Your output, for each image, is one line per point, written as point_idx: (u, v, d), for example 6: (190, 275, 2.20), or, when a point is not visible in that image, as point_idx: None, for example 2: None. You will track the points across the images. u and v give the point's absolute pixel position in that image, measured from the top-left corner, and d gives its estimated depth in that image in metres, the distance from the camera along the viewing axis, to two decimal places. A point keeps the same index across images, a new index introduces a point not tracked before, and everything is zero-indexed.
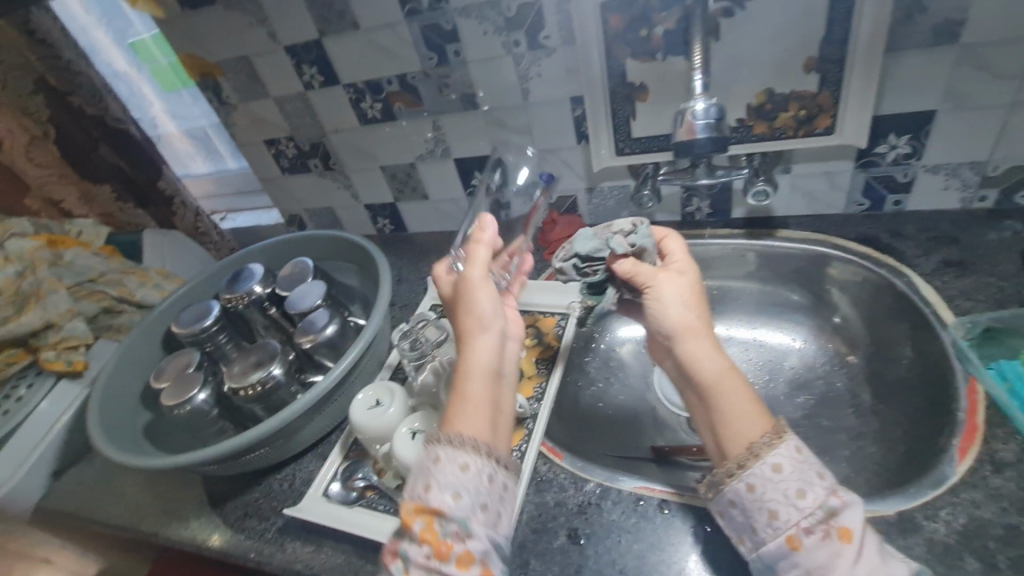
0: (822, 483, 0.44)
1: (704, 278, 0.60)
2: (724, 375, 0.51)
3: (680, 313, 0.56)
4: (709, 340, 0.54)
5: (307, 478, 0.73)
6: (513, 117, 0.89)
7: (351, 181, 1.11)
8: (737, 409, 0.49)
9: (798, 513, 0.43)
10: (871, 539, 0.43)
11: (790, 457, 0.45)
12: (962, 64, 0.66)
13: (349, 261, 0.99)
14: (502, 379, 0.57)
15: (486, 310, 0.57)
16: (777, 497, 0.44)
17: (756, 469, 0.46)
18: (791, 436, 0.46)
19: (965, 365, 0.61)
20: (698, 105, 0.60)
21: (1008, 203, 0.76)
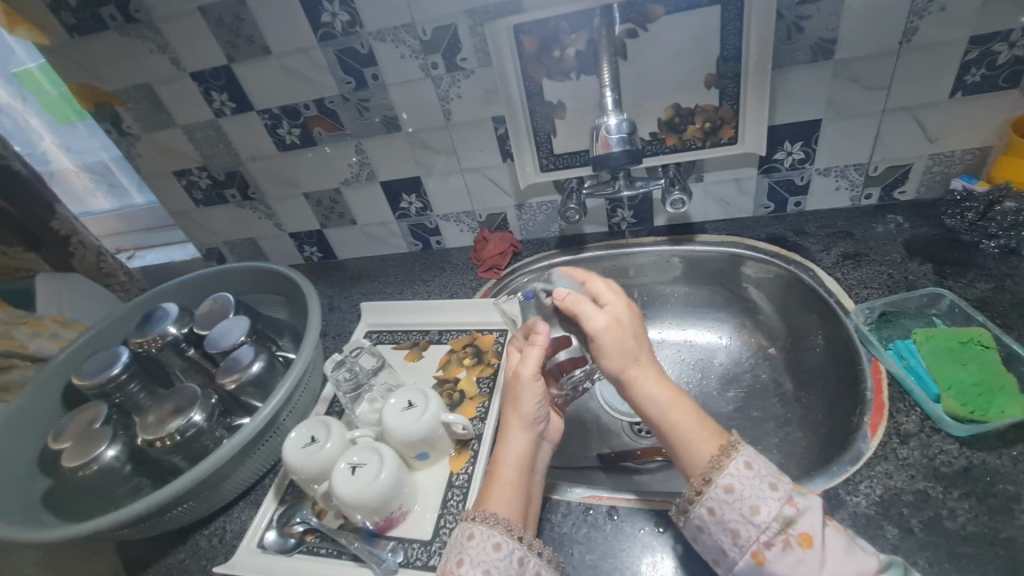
0: (775, 494, 0.47)
1: (646, 310, 0.60)
2: (668, 408, 0.54)
3: (617, 357, 0.56)
4: (651, 376, 0.55)
5: (239, 530, 0.68)
6: (437, 138, 0.89)
7: (272, 210, 1.06)
8: (689, 440, 0.52)
9: (757, 529, 0.47)
10: (835, 536, 0.46)
11: (739, 475, 0.48)
12: (838, 77, 0.74)
13: (275, 293, 0.94)
14: (535, 472, 0.59)
15: (531, 408, 0.60)
16: (735, 517, 0.48)
17: (711, 492, 0.49)
18: (741, 452, 0.50)
19: (868, 347, 0.66)
20: (610, 121, 0.62)
21: (889, 199, 0.86)
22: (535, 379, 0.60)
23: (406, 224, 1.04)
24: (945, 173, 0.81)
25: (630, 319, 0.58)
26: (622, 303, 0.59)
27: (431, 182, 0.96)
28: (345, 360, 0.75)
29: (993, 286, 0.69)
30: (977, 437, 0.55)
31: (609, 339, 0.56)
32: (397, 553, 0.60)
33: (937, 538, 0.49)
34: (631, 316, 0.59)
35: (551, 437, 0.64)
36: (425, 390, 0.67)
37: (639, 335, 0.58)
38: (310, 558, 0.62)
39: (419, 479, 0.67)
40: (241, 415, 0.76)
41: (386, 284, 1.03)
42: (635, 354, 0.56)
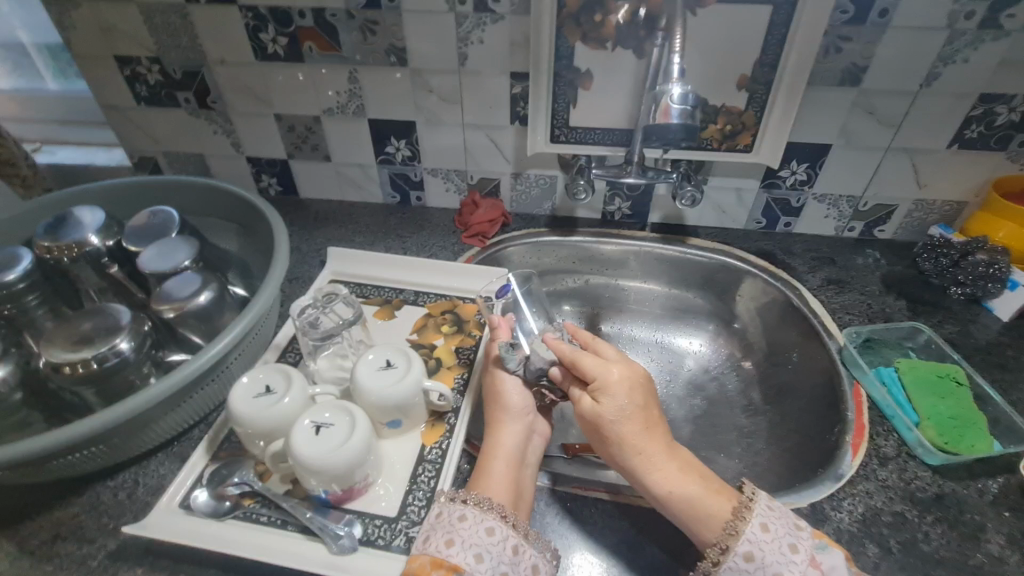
0: (796, 557, 0.46)
1: (643, 371, 0.59)
2: (671, 496, 0.52)
3: (615, 446, 0.56)
4: (652, 458, 0.54)
5: (155, 486, 0.57)
6: (444, 83, 0.81)
7: (233, 127, 0.92)
8: (693, 515, 0.50)
9: (796, 567, 0.46)
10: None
11: (759, 541, 0.47)
12: (859, 106, 0.75)
13: (225, 220, 0.81)
14: (528, 465, 0.57)
15: (515, 400, 0.60)
16: (776, 559, 0.47)
17: (730, 562, 0.47)
18: (753, 516, 0.49)
19: (850, 369, 0.68)
20: (675, 90, 0.60)
21: (869, 235, 0.89)
22: (514, 366, 0.62)
23: (387, 171, 0.94)
24: (923, 219, 0.86)
25: (627, 395, 0.56)
26: (615, 374, 0.57)
27: (426, 130, 0.87)
28: (314, 304, 0.65)
29: (958, 330, 0.74)
30: (948, 467, 0.58)
31: (603, 422, 0.56)
32: (354, 528, 0.52)
33: (913, 560, 0.51)
34: (627, 392, 0.57)
35: (544, 433, 0.62)
36: (407, 351, 0.60)
37: (641, 414, 0.56)
38: (246, 526, 0.53)
39: (384, 449, 0.59)
40: (173, 352, 0.65)
41: (355, 233, 0.93)
42: (632, 443, 0.54)
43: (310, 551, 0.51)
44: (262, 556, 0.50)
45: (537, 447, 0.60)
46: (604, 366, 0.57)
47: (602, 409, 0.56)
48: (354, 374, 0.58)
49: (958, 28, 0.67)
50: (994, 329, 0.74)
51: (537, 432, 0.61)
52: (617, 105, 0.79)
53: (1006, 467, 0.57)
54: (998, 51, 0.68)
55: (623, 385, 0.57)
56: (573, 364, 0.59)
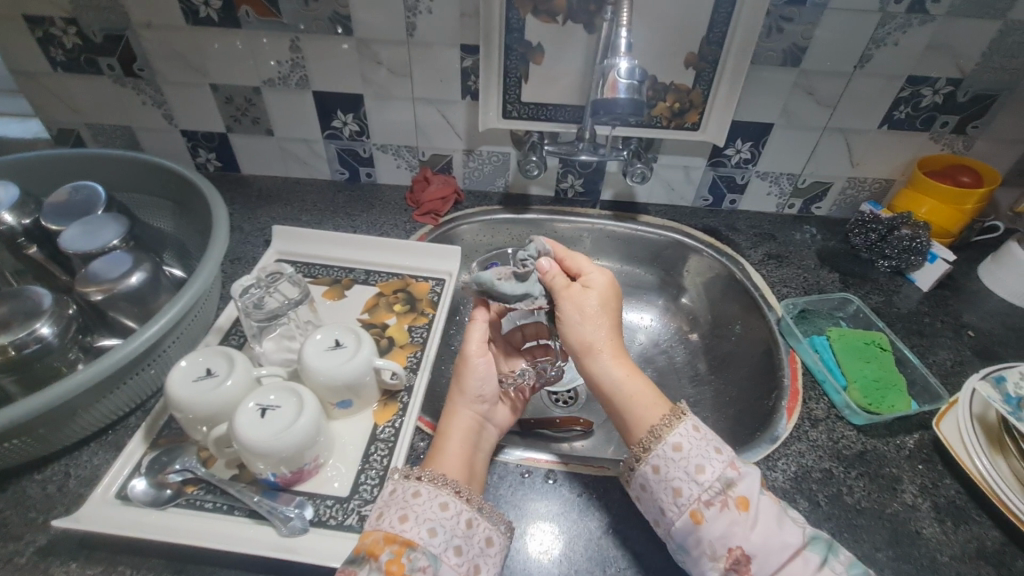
0: (719, 457, 0.47)
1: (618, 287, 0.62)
2: (628, 381, 0.54)
3: (588, 325, 0.57)
4: (615, 350, 0.56)
5: (88, 477, 0.54)
6: (392, 55, 0.78)
7: (164, 97, 0.86)
8: (638, 400, 0.53)
9: (699, 488, 0.46)
10: (769, 504, 0.47)
11: (688, 435, 0.48)
12: (799, 87, 0.77)
13: (158, 196, 0.76)
14: (483, 451, 0.57)
15: (474, 385, 0.60)
16: (679, 475, 0.47)
17: (658, 450, 0.48)
18: (688, 417, 0.50)
19: (787, 339, 0.72)
20: (623, 63, 0.61)
21: (807, 211, 0.94)
22: (480, 351, 0.62)
23: (334, 146, 0.91)
24: (855, 196, 0.91)
25: (607, 295, 0.60)
26: (601, 280, 0.61)
27: (374, 104, 0.84)
28: (257, 284, 0.63)
29: (884, 300, 0.79)
30: (870, 426, 0.62)
31: (581, 307, 0.58)
32: (305, 509, 0.51)
33: (838, 511, 0.55)
34: (608, 294, 0.60)
35: (501, 424, 0.62)
36: (357, 331, 0.59)
37: (608, 311, 0.58)
38: (189, 513, 0.51)
39: (335, 429, 0.58)
40: (103, 336, 0.61)
41: (302, 211, 0.90)
42: (599, 320, 0.57)
43: (260, 535, 0.50)
44: (207, 542, 0.48)
45: (493, 436, 0.60)
46: (596, 268, 0.62)
47: (588, 296, 0.58)
48: (302, 355, 0.56)
49: (889, 12, 0.70)
50: (915, 299, 0.80)
51: (493, 422, 0.61)
52: (569, 81, 0.78)
53: (921, 424, 0.62)
54: (924, 34, 0.71)
55: (605, 289, 0.60)
56: (565, 258, 0.64)
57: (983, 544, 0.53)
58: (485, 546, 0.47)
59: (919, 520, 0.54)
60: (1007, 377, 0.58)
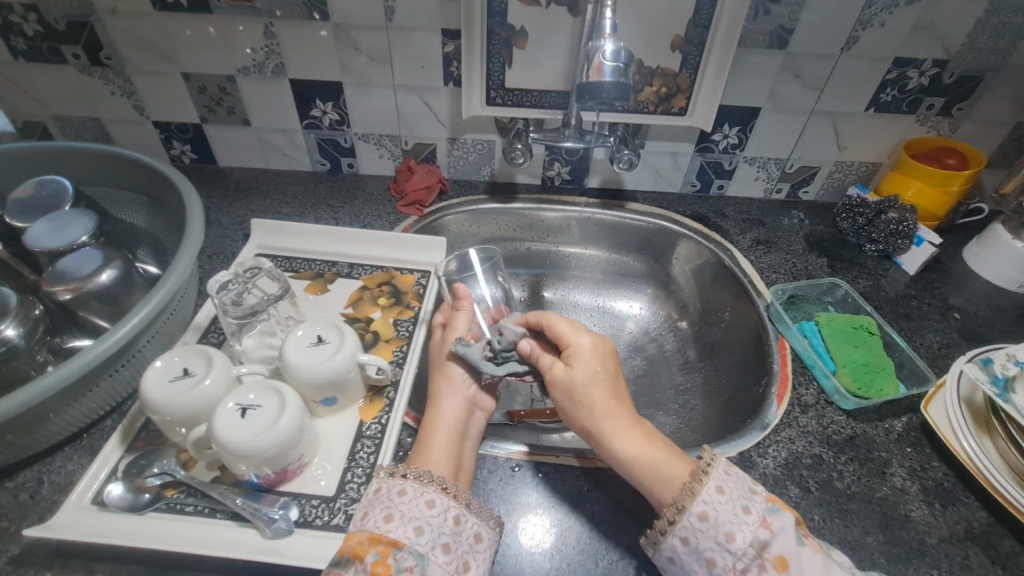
0: (749, 518, 0.45)
1: (610, 343, 0.57)
2: (637, 462, 0.50)
3: (580, 407, 0.54)
4: (619, 421, 0.52)
5: (62, 483, 0.52)
6: (371, 41, 0.76)
7: (134, 87, 0.83)
8: (652, 476, 0.49)
9: (732, 557, 0.44)
10: (812, 555, 0.44)
11: (712, 501, 0.45)
12: (786, 69, 0.76)
13: (129, 190, 0.73)
14: (470, 439, 0.56)
15: (460, 372, 0.59)
16: (709, 545, 0.45)
17: (684, 522, 0.46)
18: (711, 475, 0.47)
19: (776, 325, 0.72)
20: (607, 46, 0.59)
21: (794, 196, 0.93)
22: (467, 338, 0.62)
23: (314, 136, 0.88)
24: (842, 180, 0.90)
25: (597, 361, 0.55)
26: (586, 344, 0.56)
27: (354, 92, 0.82)
28: (235, 279, 0.60)
29: (871, 284, 0.79)
30: (859, 410, 0.62)
31: (575, 387, 0.55)
32: (289, 510, 0.50)
33: (829, 497, 0.55)
34: (598, 357, 0.56)
35: (488, 408, 0.60)
36: (339, 326, 0.57)
37: (607, 382, 0.55)
38: (169, 517, 0.49)
39: (320, 427, 0.57)
40: (74, 336, 0.59)
41: (282, 203, 0.87)
42: (596, 398, 0.54)
43: (244, 537, 0.49)
44: (187, 547, 0.47)
45: (480, 422, 0.58)
46: (578, 334, 0.57)
47: (573, 374, 0.55)
48: (282, 352, 0.55)
49: None
50: (902, 282, 0.80)
51: (480, 406, 0.59)
52: (554, 66, 0.77)
53: (909, 407, 0.62)
54: (911, 15, 0.71)
55: (593, 354, 0.56)
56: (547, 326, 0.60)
57: (971, 525, 0.53)
58: (474, 543, 0.46)
59: (908, 503, 0.55)
60: (994, 358, 0.57)
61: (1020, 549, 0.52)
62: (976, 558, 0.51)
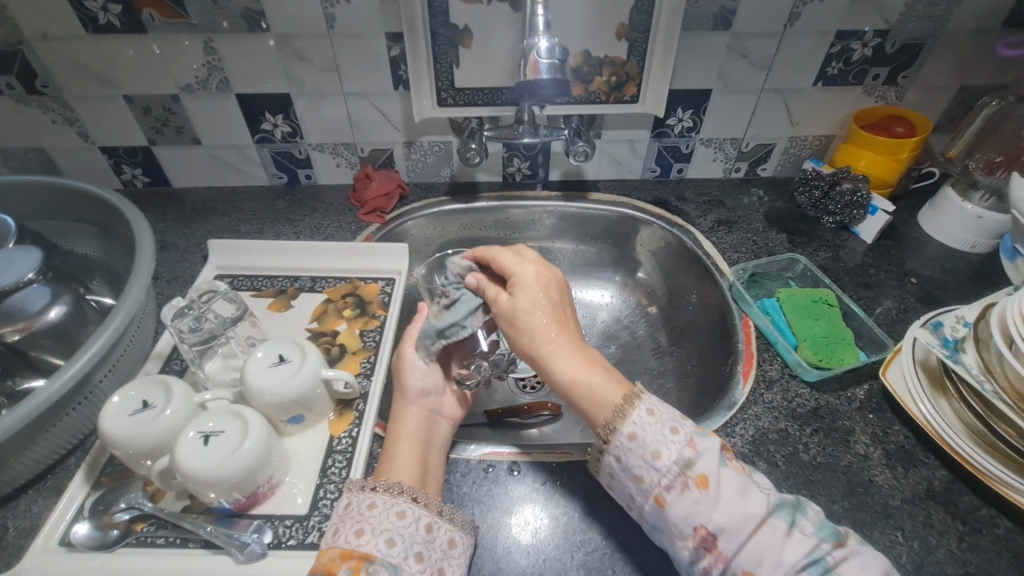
0: (676, 438, 0.46)
1: (557, 272, 0.56)
2: (575, 381, 0.49)
3: (523, 333, 0.52)
4: (559, 343, 0.51)
5: (29, 527, 0.51)
6: (315, 50, 0.75)
7: (75, 113, 0.80)
8: (591, 399, 0.48)
9: (658, 474, 0.45)
10: (732, 475, 0.45)
11: (641, 422, 0.46)
12: (732, 50, 0.77)
13: (79, 221, 0.71)
14: (435, 445, 0.56)
15: (415, 383, 0.59)
16: (638, 463, 0.45)
17: (616, 441, 0.47)
18: (643, 399, 0.48)
19: (739, 304, 0.73)
20: (542, 43, 0.60)
21: (753, 174, 0.94)
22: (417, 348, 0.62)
23: (267, 150, 0.87)
24: (798, 155, 0.92)
25: (539, 291, 0.54)
26: (528, 274, 0.55)
27: (304, 104, 0.81)
28: (190, 305, 0.60)
29: (830, 256, 0.80)
30: (823, 382, 0.64)
31: (519, 313, 0.53)
32: (264, 533, 0.50)
33: (796, 469, 0.56)
34: (541, 287, 0.54)
35: (453, 416, 0.61)
36: (301, 343, 0.57)
37: (552, 305, 0.53)
38: (140, 551, 0.49)
39: (290, 446, 0.57)
40: (29, 377, 0.57)
41: (241, 221, 0.86)
42: (538, 320, 0.52)
43: (218, 565, 0.48)
44: None
45: (444, 428, 0.59)
46: (522, 263, 0.56)
47: (516, 302, 0.53)
48: (244, 374, 0.54)
49: None
50: (860, 252, 0.81)
51: (443, 414, 0.60)
52: (501, 62, 0.76)
53: (870, 374, 0.64)
54: None
55: (536, 281, 0.55)
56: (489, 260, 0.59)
57: (932, 484, 0.55)
58: (447, 549, 0.47)
59: (872, 469, 0.56)
60: (944, 322, 0.58)
61: (979, 503, 0.53)
62: (938, 517, 0.53)
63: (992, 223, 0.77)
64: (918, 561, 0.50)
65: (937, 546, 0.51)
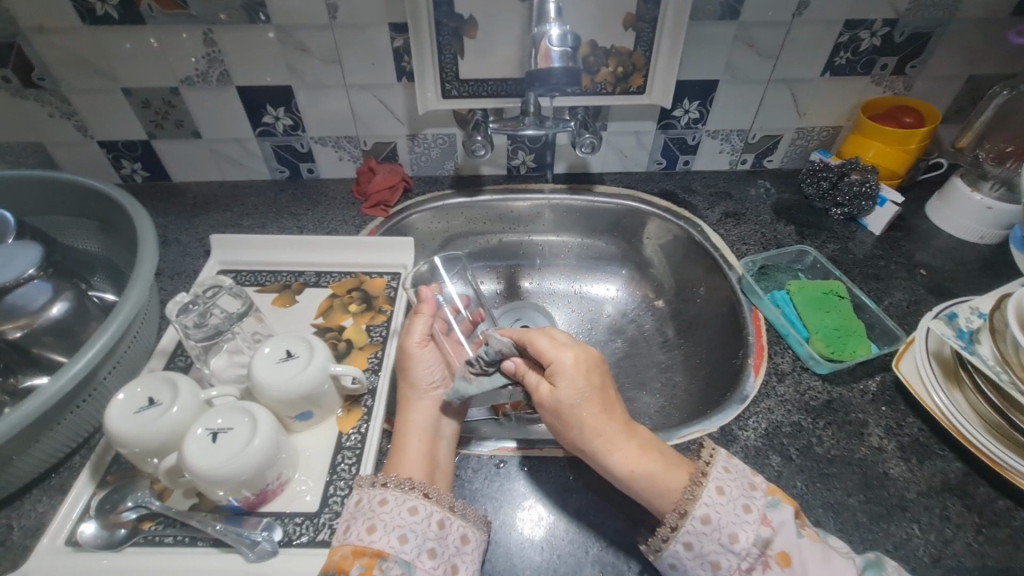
0: (750, 517, 0.45)
1: (600, 357, 0.56)
2: (636, 469, 0.49)
3: (570, 423, 0.52)
4: (613, 436, 0.51)
5: (34, 527, 0.50)
6: (317, 41, 0.73)
7: (73, 107, 0.79)
8: (651, 490, 0.48)
9: (736, 557, 0.45)
10: (811, 546, 0.45)
11: (713, 503, 0.46)
12: (740, 39, 0.76)
13: (79, 216, 0.70)
14: (444, 437, 0.56)
15: (424, 375, 0.59)
16: (714, 548, 0.45)
17: (688, 526, 0.46)
18: (709, 479, 0.47)
19: (749, 296, 0.73)
20: (553, 31, 0.59)
21: (760, 166, 0.94)
22: (423, 343, 0.60)
23: (269, 143, 0.86)
24: (805, 146, 0.91)
25: (581, 378, 0.53)
26: (568, 361, 0.54)
27: (306, 96, 0.80)
28: (194, 301, 0.59)
29: (839, 248, 0.80)
30: (835, 373, 0.63)
31: (563, 407, 0.52)
32: (274, 531, 0.49)
33: (809, 462, 0.56)
34: (583, 373, 0.54)
35: (460, 406, 0.60)
36: (308, 338, 0.56)
37: (595, 398, 0.53)
38: (148, 551, 0.48)
39: (298, 442, 0.56)
40: (30, 375, 0.56)
41: (243, 216, 0.85)
42: (586, 421, 0.51)
43: (228, 563, 0.48)
44: None
45: (455, 420, 0.58)
46: (560, 349, 0.55)
47: (559, 392, 0.53)
48: (251, 370, 0.53)
49: None
50: (868, 243, 0.81)
51: (449, 407, 0.60)
52: (506, 53, 0.75)
53: (882, 366, 0.64)
54: None
55: (576, 369, 0.54)
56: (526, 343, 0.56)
57: (948, 476, 0.55)
58: (461, 545, 0.46)
59: (886, 461, 0.56)
60: (959, 313, 0.58)
61: (994, 495, 0.53)
62: (953, 509, 0.52)
63: (1002, 214, 0.76)
64: (934, 554, 0.49)
65: (953, 538, 0.50)
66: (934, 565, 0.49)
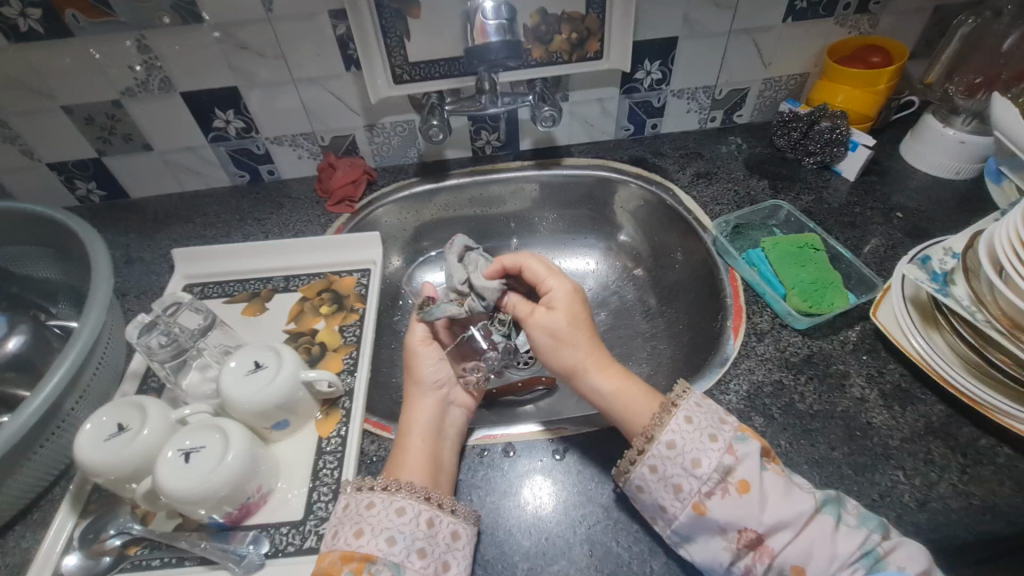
0: (715, 445, 0.47)
1: (581, 289, 0.59)
2: (620, 390, 0.53)
3: (564, 349, 0.56)
4: (593, 362, 0.55)
5: (19, 564, 0.50)
6: (256, 37, 0.70)
7: (13, 131, 0.76)
8: (631, 408, 0.52)
9: (698, 481, 0.46)
10: (775, 479, 0.46)
11: (680, 430, 0.48)
12: None
13: (32, 244, 0.68)
14: (449, 437, 0.55)
15: (428, 373, 0.59)
16: (677, 471, 0.47)
17: (654, 450, 0.48)
18: (679, 408, 0.49)
19: (724, 257, 0.71)
20: (487, 4, 0.60)
21: (729, 122, 0.92)
22: (426, 343, 0.61)
23: (224, 148, 0.83)
24: (774, 97, 0.89)
25: (572, 307, 0.57)
26: (562, 291, 0.58)
27: (254, 97, 0.77)
28: (155, 321, 0.58)
29: (814, 198, 0.79)
30: (814, 328, 0.63)
31: (557, 330, 0.56)
32: (260, 544, 0.49)
33: (793, 419, 0.55)
34: (573, 305, 0.57)
35: (466, 404, 0.61)
36: (275, 346, 0.54)
37: (579, 326, 0.56)
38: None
39: (278, 452, 0.55)
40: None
41: (206, 226, 0.83)
42: (570, 340, 0.55)
43: None
44: None
45: (459, 417, 0.58)
46: (556, 277, 0.59)
47: (556, 318, 0.56)
48: (219, 385, 0.52)
49: None
50: (844, 191, 0.79)
51: (456, 404, 0.60)
52: (454, 31, 0.72)
53: (860, 315, 0.63)
54: None
55: (569, 298, 0.58)
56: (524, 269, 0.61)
57: (931, 420, 0.54)
58: (451, 541, 0.46)
59: (870, 411, 0.56)
60: (933, 256, 0.57)
61: (978, 434, 0.53)
62: (938, 451, 0.52)
63: (977, 147, 0.75)
64: (920, 497, 0.50)
65: (939, 481, 0.50)
66: (920, 509, 0.49)
